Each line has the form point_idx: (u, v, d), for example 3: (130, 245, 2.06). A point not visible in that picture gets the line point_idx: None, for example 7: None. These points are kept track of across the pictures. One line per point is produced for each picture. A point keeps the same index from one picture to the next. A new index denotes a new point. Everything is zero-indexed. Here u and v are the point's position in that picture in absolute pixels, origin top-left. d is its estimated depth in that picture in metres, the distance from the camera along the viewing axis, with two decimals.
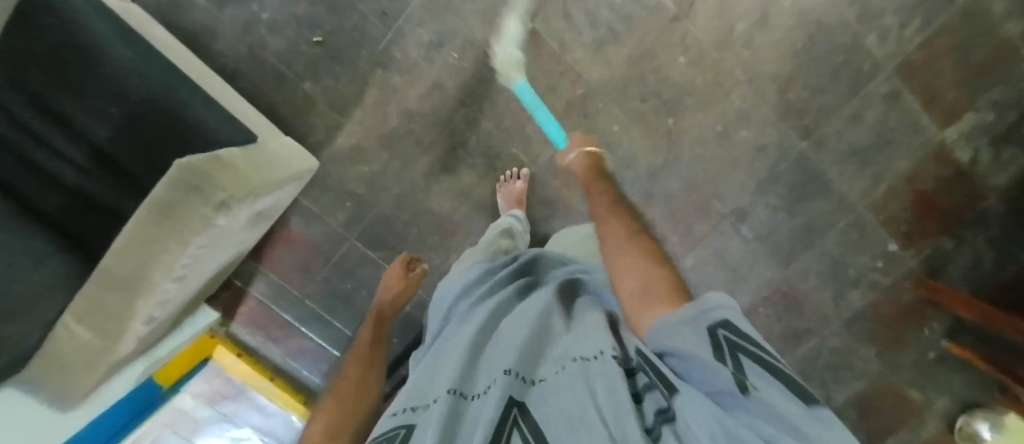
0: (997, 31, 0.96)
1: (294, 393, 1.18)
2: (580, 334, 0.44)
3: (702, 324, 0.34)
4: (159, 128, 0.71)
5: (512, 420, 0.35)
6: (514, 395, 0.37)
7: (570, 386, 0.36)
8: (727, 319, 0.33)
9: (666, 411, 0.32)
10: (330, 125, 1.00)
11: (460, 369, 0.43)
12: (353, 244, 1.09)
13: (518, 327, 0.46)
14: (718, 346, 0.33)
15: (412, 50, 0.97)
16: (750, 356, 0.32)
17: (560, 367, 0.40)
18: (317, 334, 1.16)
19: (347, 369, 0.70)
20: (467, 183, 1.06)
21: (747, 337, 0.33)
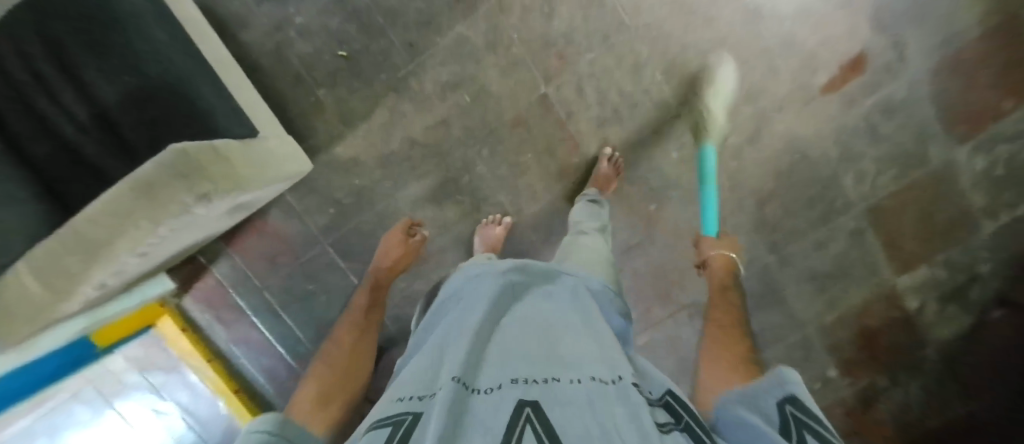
0: (962, 200, 1.04)
1: (229, 378, 1.14)
2: (590, 355, 0.43)
3: (773, 402, 0.39)
4: (157, 100, 0.75)
5: (526, 418, 0.32)
6: (528, 398, 0.34)
7: (586, 396, 0.35)
8: (793, 396, 0.38)
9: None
10: (333, 132, 1.04)
11: (465, 362, 0.41)
12: (325, 249, 1.10)
13: (528, 340, 0.46)
14: (784, 419, 0.37)
15: (427, 83, 1.01)
16: (811, 432, 0.34)
17: (576, 378, 0.39)
18: (267, 327, 1.15)
19: (337, 336, 0.80)
20: (449, 217, 1.08)
21: (811, 418, 0.36)
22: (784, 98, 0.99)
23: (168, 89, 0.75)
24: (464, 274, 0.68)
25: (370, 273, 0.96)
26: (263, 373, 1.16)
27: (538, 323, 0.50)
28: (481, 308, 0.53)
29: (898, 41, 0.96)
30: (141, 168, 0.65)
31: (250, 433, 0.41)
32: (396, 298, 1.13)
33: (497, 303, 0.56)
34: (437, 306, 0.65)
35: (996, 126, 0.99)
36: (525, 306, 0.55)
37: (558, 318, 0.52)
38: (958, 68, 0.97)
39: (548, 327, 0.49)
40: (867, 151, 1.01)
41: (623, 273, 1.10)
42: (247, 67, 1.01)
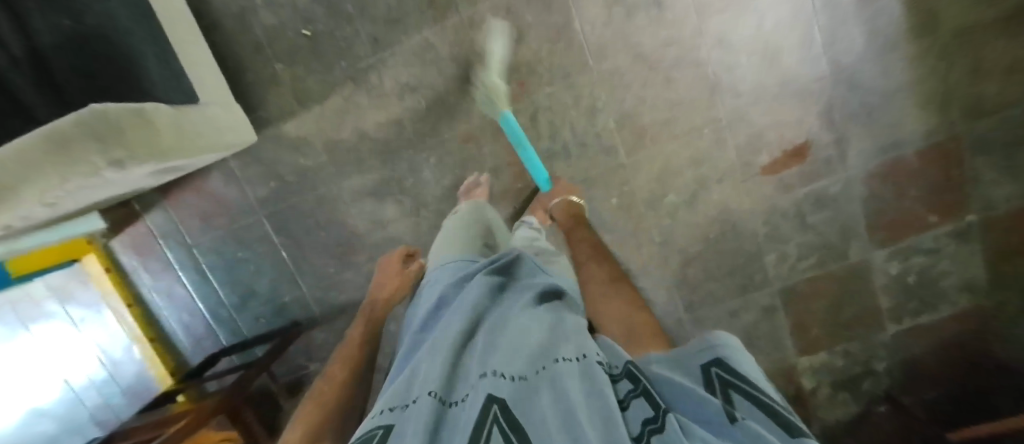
0: (872, 299, 1.08)
1: (148, 326, 1.19)
2: (569, 333, 0.36)
3: (695, 363, 0.30)
4: (92, 51, 0.66)
5: (490, 424, 0.24)
6: (495, 397, 0.27)
7: (548, 385, 0.28)
8: (720, 358, 0.29)
9: (656, 422, 0.23)
10: (285, 109, 1.04)
11: (438, 370, 0.34)
12: (260, 219, 1.11)
13: (502, 331, 0.38)
14: (709, 382, 0.28)
15: (387, 81, 1.01)
16: (741, 394, 0.26)
17: (549, 363, 0.31)
18: (191, 282, 1.17)
19: (330, 371, 0.59)
20: (387, 214, 1.10)
21: (742, 379, 0.27)
22: (725, 170, 1.02)
23: (100, 37, 0.68)
24: (442, 268, 0.61)
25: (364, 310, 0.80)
26: (183, 327, 1.21)
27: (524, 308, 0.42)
28: (458, 306, 0.45)
29: (842, 140, 0.99)
30: (55, 122, 0.61)
31: None
32: (320, 281, 1.14)
33: (472, 290, 0.48)
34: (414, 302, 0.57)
35: (918, 237, 1.03)
36: (508, 298, 0.47)
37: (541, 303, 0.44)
38: (893, 175, 1.00)
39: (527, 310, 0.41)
40: (793, 236, 1.05)
41: None
42: (209, 26, 1.00)
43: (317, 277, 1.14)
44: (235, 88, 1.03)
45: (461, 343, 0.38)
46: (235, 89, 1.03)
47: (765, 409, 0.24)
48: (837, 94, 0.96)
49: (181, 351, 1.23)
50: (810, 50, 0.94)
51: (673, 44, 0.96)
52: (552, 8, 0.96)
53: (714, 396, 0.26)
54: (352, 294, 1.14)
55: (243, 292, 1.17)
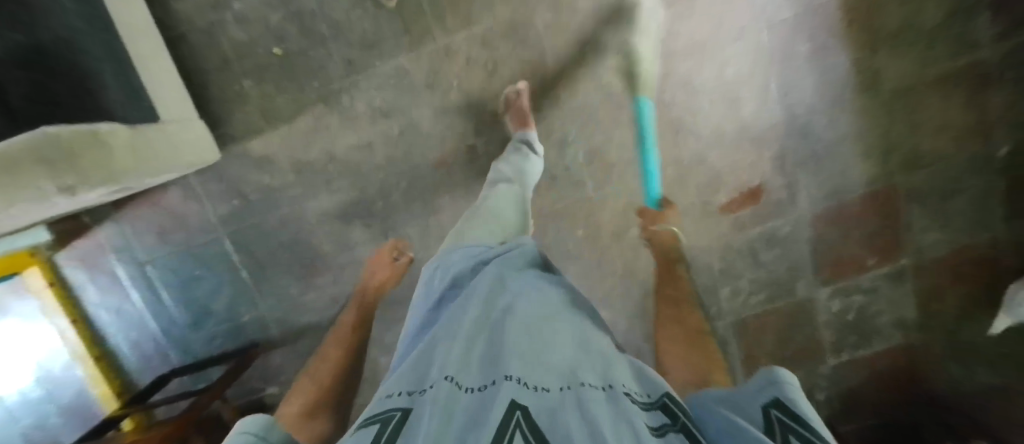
0: (816, 333, 1.15)
1: (92, 343, 1.14)
2: (593, 360, 0.36)
3: (756, 407, 0.32)
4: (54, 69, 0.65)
5: (514, 424, 0.24)
6: (520, 401, 0.27)
7: (576, 399, 0.27)
8: (778, 399, 0.31)
9: None
10: (251, 127, 1.01)
11: (459, 364, 0.34)
12: (220, 237, 1.09)
13: (524, 335, 0.38)
14: (768, 423, 0.30)
15: (359, 104, 1.00)
16: (795, 435, 0.27)
17: (573, 380, 0.31)
18: (142, 300, 1.14)
19: (324, 350, 0.77)
20: (354, 237, 1.09)
21: (800, 422, 0.28)
22: (686, 207, 1.07)
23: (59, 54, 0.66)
24: (457, 248, 0.61)
25: (356, 295, 0.92)
26: (131, 346, 1.16)
27: (547, 318, 0.42)
28: (478, 298, 0.46)
29: (793, 184, 1.05)
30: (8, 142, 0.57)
31: (237, 433, 0.33)
32: (283, 300, 1.13)
33: (491, 285, 0.49)
34: (426, 289, 0.57)
35: (857, 277, 1.11)
36: (527, 295, 0.46)
37: (561, 315, 0.44)
38: (838, 219, 1.07)
39: (546, 321, 0.42)
40: (746, 271, 1.11)
41: None
42: (174, 37, 0.96)
43: (280, 296, 1.13)
44: (199, 102, 1.00)
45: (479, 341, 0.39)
46: (199, 103, 1.00)
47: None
48: (790, 142, 1.03)
49: (127, 372, 1.17)
50: (768, 100, 1.00)
51: (641, 86, 1.00)
52: (527, 44, 0.97)
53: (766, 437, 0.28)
54: (317, 314, 1.14)
55: (199, 310, 1.15)
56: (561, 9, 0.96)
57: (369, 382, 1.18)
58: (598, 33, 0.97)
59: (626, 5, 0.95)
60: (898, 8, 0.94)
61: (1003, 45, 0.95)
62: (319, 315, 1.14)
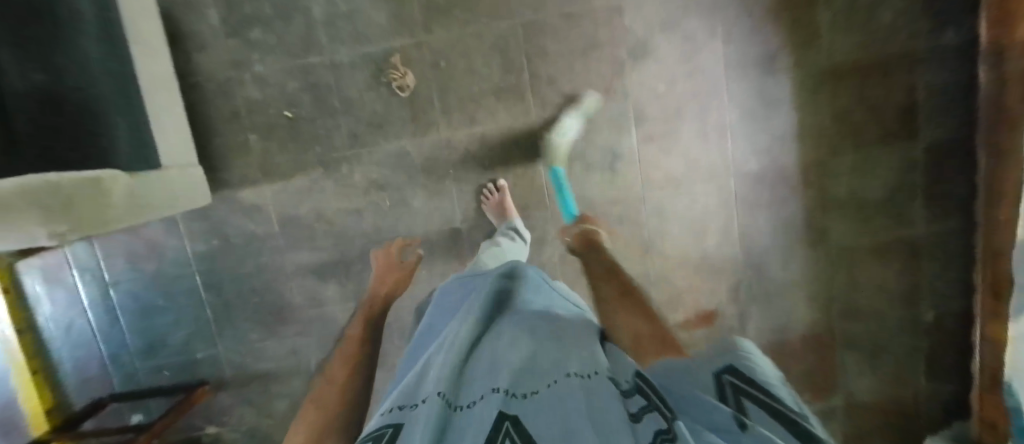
0: None
1: (32, 359, 1.09)
2: (570, 354, 0.40)
3: (706, 371, 0.35)
4: (62, 107, 0.68)
5: (504, 432, 0.29)
6: (507, 411, 0.31)
7: (560, 398, 0.32)
8: (733, 366, 0.34)
9: (667, 433, 0.28)
10: (248, 177, 1.05)
11: (446, 376, 0.38)
12: (191, 274, 1.10)
13: (510, 344, 0.43)
14: (721, 388, 0.33)
15: (357, 174, 1.06)
16: (753, 401, 0.31)
17: (554, 380, 0.35)
18: (96, 320, 1.12)
19: (331, 369, 0.52)
20: (326, 294, 1.12)
21: (755, 387, 0.32)
22: None
23: (75, 94, 0.69)
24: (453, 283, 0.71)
25: (365, 299, 0.76)
26: (73, 365, 1.13)
27: (529, 325, 0.47)
28: (467, 320, 0.50)
29: (743, 314, 1.14)
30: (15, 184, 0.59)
31: None
32: (241, 344, 1.14)
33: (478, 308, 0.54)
34: (427, 328, 0.61)
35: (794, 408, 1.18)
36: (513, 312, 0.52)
37: (539, 321, 0.49)
38: (780, 352, 1.16)
39: (528, 328, 0.46)
40: None
41: None
42: (190, 84, 1.01)
43: (237, 339, 1.14)
44: (201, 146, 1.04)
45: (466, 357, 0.43)
46: (200, 146, 1.04)
47: (773, 412, 0.29)
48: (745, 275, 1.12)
49: (64, 391, 1.13)
50: (728, 235, 1.10)
51: (619, 203, 1.09)
52: (521, 149, 1.06)
53: (723, 399, 0.32)
54: (273, 362, 1.15)
55: (151, 340, 1.13)
56: (557, 125, 1.04)
57: None
58: (586, 151, 1.06)
59: (616, 133, 1.05)
60: (848, 179, 1.07)
61: (933, 226, 1.08)
62: (276, 363, 1.15)
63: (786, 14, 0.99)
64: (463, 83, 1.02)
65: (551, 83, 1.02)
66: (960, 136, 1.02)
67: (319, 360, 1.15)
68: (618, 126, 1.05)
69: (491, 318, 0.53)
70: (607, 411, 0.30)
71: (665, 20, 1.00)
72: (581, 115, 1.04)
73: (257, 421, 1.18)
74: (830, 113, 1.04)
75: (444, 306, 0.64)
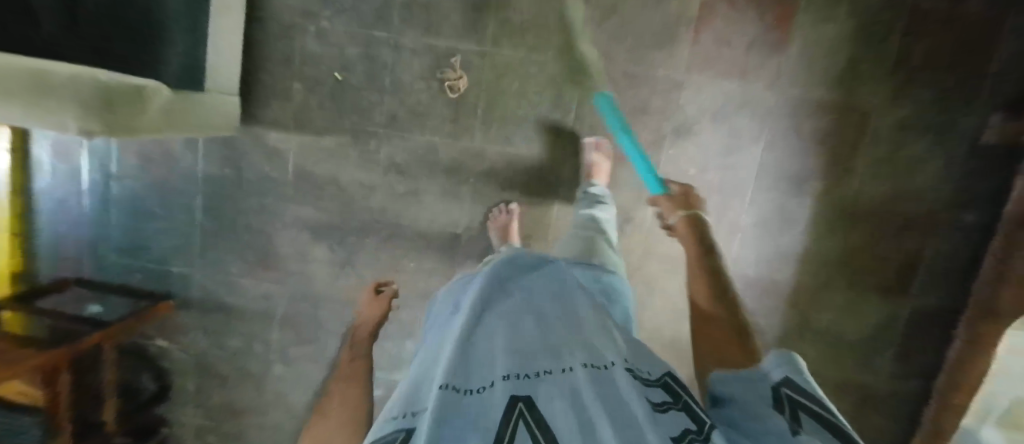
0: None
1: (16, 222, 1.11)
2: (579, 337, 0.43)
3: (762, 383, 0.39)
4: None
5: (519, 415, 0.32)
6: (518, 396, 0.33)
7: (573, 387, 0.34)
8: (787, 380, 0.38)
9: (698, 434, 0.32)
10: (279, 121, 1.06)
11: (455, 364, 0.38)
12: (195, 192, 1.10)
13: (512, 326, 0.43)
14: (778, 400, 0.36)
15: (383, 152, 1.07)
16: (808, 413, 0.34)
17: (567, 366, 0.37)
18: (88, 206, 1.12)
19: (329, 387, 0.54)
20: (315, 253, 1.13)
21: (809, 399, 0.35)
22: None
23: None
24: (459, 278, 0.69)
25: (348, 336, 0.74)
26: (54, 241, 1.14)
27: (540, 301, 0.48)
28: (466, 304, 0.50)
29: None
30: (76, 76, 0.63)
31: None
32: (219, 272, 1.15)
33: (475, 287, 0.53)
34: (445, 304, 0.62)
35: None
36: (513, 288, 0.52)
37: (549, 295, 0.50)
38: None
39: (538, 304, 0.48)
40: None
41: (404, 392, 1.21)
42: (255, 17, 1.01)
43: (216, 267, 1.14)
44: (245, 77, 1.04)
45: (472, 333, 0.43)
46: (243, 79, 1.04)
47: (829, 431, 0.32)
48: None
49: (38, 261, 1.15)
50: None
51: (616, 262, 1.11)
52: (543, 183, 1.09)
53: (781, 413, 0.35)
54: (243, 299, 1.16)
55: (134, 241, 1.14)
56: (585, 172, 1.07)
57: (257, 380, 1.20)
58: None
59: (636, 196, 1.07)
60: (834, 312, 1.10)
61: (894, 380, 1.12)
62: (244, 302, 1.16)
63: (831, 142, 1.02)
64: (511, 104, 1.04)
65: (592, 131, 1.05)
66: (947, 308, 1.07)
67: (287, 312, 1.16)
68: (640, 191, 1.07)
69: (503, 280, 0.54)
70: (626, 403, 0.33)
71: (717, 109, 1.02)
72: (611, 169, 1.06)
73: (208, 349, 1.19)
74: (839, 246, 1.07)
75: (448, 299, 0.63)
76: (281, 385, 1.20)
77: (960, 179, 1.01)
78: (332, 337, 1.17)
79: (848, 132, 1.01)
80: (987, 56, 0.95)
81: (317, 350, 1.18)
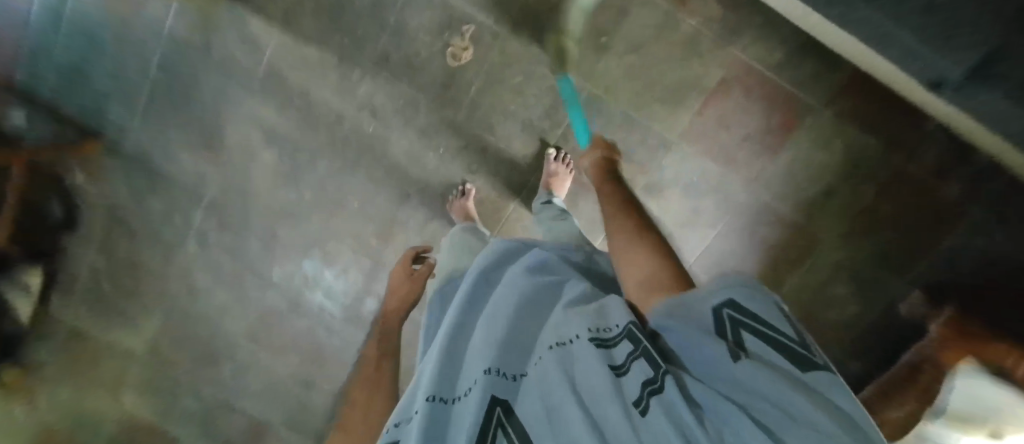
0: None
1: None
2: (555, 313, 0.39)
3: (703, 304, 0.31)
4: None
5: (498, 422, 0.30)
6: (499, 396, 0.32)
7: (547, 373, 0.32)
8: (732, 297, 0.31)
9: (655, 384, 0.28)
10: (268, 11, 0.99)
11: (440, 371, 0.37)
12: (156, 45, 1.03)
13: (493, 316, 0.40)
14: (721, 323, 0.30)
15: (363, 86, 1.03)
16: (754, 335, 0.29)
17: (537, 357, 0.34)
18: (33, 12, 1.02)
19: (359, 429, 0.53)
20: (260, 157, 1.10)
21: (756, 318, 0.29)
22: None
23: None
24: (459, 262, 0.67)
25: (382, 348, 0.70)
26: None
27: (519, 284, 0.45)
28: (456, 298, 0.47)
29: None
30: None
31: None
32: (156, 134, 1.10)
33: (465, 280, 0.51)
34: (436, 295, 0.58)
35: None
36: (508, 274, 0.48)
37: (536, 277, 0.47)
38: None
39: (517, 284, 0.44)
40: None
41: (304, 314, 1.23)
42: None
43: (157, 127, 1.09)
44: None
45: (457, 335, 0.42)
46: None
47: (777, 348, 0.28)
48: None
49: None
50: None
51: None
52: (505, 180, 1.08)
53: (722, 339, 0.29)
54: (174, 171, 1.12)
55: (75, 68, 1.05)
56: None
57: (166, 250, 1.19)
58: None
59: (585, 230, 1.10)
60: None
61: None
62: (175, 173, 1.13)
63: (780, 253, 1.05)
64: (505, 95, 1.01)
65: (570, 153, 1.04)
66: None
67: (216, 199, 1.14)
68: (589, 226, 1.09)
69: (489, 275, 0.50)
70: (589, 376, 0.29)
71: (691, 183, 1.03)
72: (573, 196, 1.07)
73: (125, 203, 1.16)
74: None
75: (444, 284, 0.60)
76: (189, 262, 1.20)
77: (869, 326, 1.08)
78: (253, 238, 1.16)
79: (792, 254, 1.05)
80: (939, 236, 1.00)
81: (233, 245, 1.17)
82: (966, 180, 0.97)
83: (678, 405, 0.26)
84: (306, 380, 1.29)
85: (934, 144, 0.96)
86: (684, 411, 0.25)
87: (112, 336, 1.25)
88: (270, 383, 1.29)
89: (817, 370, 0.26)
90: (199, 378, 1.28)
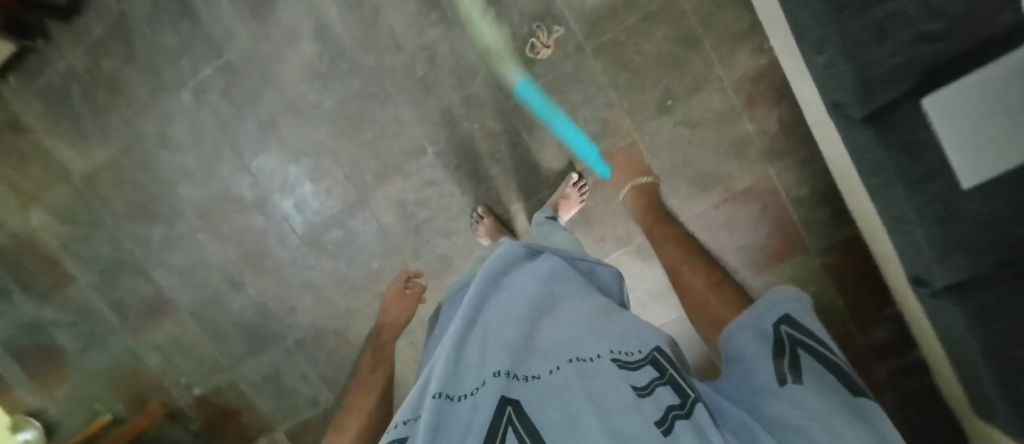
0: None
1: None
2: (571, 328, 0.46)
3: (768, 323, 0.45)
4: None
5: (507, 419, 0.35)
6: (508, 395, 0.37)
7: (568, 380, 0.38)
8: (790, 317, 0.45)
9: (680, 409, 0.37)
10: None
11: (445, 370, 0.40)
12: None
13: (509, 324, 0.46)
14: (781, 338, 0.44)
15: (433, 31, 1.01)
16: (808, 353, 0.42)
17: (555, 366, 0.40)
18: None
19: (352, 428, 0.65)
20: (300, 45, 1.05)
21: (810, 337, 0.43)
22: (417, 343, 1.23)
23: None
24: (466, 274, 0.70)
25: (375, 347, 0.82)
26: None
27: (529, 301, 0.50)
28: (466, 303, 0.52)
29: None
30: None
31: None
32: None
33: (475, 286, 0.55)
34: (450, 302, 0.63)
35: None
36: (517, 285, 0.53)
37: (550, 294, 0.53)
38: None
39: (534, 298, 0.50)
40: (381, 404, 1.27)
41: (264, 213, 1.17)
42: None
43: None
44: None
45: (467, 337, 0.46)
46: None
47: (827, 367, 0.41)
48: None
49: None
50: None
51: None
52: (521, 181, 1.09)
53: (776, 358, 0.42)
54: (206, 15, 1.06)
55: None
56: None
57: (157, 86, 1.10)
58: None
59: None
60: None
61: None
62: (205, 18, 1.06)
63: None
64: (560, 105, 1.03)
65: (591, 184, 1.06)
66: None
67: (234, 64, 1.07)
68: None
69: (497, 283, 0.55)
70: (609, 391, 0.37)
71: None
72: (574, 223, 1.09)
73: (138, 20, 1.07)
74: None
75: (451, 298, 0.63)
76: (175, 109, 1.11)
77: None
78: (252, 119, 1.10)
79: None
80: None
81: (228, 114, 1.10)
82: (896, 367, 1.02)
83: (707, 431, 0.35)
84: (235, 277, 1.22)
85: (887, 325, 1.02)
86: (709, 429, 0.35)
87: (60, 141, 1.15)
88: (197, 263, 1.21)
89: (862, 396, 0.39)
90: (128, 225, 1.19)
